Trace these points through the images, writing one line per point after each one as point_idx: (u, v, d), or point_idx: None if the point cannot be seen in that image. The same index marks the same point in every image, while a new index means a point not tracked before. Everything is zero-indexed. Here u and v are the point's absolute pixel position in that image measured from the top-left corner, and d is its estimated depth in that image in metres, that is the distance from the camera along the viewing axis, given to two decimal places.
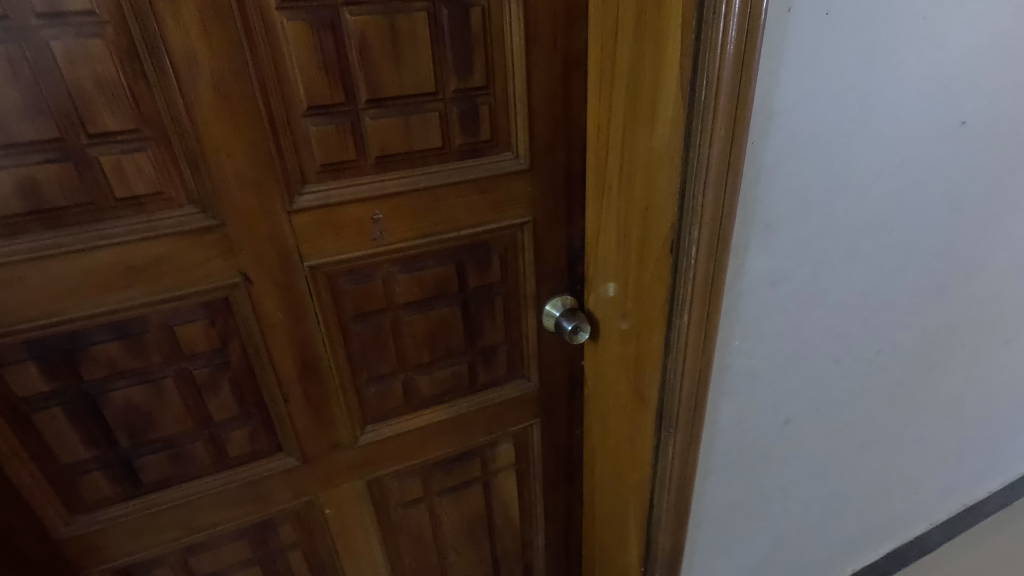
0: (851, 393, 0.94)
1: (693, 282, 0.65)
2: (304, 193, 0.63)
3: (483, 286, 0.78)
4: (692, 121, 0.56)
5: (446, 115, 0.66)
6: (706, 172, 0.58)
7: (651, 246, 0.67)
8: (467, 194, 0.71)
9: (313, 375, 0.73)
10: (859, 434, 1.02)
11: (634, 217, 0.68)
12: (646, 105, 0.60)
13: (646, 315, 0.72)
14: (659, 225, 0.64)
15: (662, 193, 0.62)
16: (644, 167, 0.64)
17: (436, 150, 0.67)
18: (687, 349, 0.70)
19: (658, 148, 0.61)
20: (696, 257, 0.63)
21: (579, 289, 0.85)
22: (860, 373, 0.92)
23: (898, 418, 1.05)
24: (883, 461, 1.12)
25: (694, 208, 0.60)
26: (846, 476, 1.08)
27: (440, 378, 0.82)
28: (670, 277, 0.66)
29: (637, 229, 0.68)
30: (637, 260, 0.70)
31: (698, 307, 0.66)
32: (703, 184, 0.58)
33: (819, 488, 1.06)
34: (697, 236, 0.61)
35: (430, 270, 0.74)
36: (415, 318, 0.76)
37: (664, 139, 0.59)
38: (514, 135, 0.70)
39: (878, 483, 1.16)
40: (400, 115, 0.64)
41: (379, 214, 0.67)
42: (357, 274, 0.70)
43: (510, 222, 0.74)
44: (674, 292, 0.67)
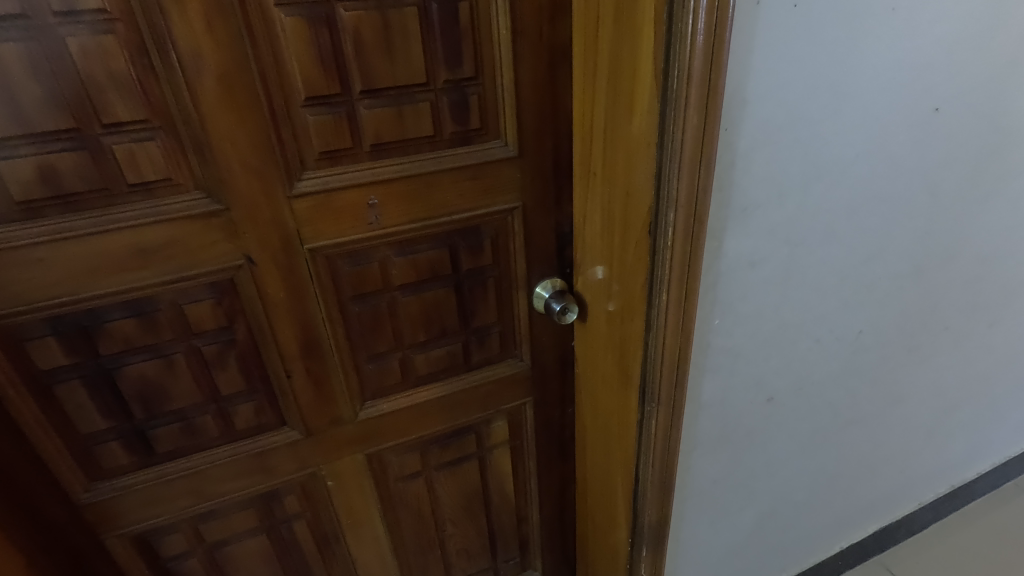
0: (833, 373, 0.97)
1: (671, 264, 0.68)
2: (303, 179, 0.67)
3: (475, 269, 0.82)
4: (666, 109, 0.60)
5: (437, 106, 0.69)
6: (682, 158, 0.61)
7: (631, 230, 0.70)
8: (459, 180, 0.74)
9: (314, 352, 0.78)
10: (843, 413, 1.05)
11: (616, 203, 0.71)
12: (625, 94, 0.64)
13: (629, 295, 0.75)
14: (639, 210, 0.67)
15: (640, 178, 0.65)
16: (623, 153, 0.67)
17: (428, 138, 0.71)
18: (668, 327, 0.73)
19: (634, 135, 0.64)
20: (674, 240, 0.66)
21: (568, 272, 0.89)
22: (842, 354, 0.95)
23: (881, 399, 1.09)
24: (867, 441, 1.15)
25: (671, 193, 0.63)
26: (831, 454, 1.12)
27: (435, 356, 0.87)
28: (651, 260, 0.69)
29: (618, 213, 0.71)
30: (619, 244, 0.73)
31: (676, 288, 0.70)
32: (679, 170, 0.62)
33: (804, 465, 1.10)
34: (674, 220, 0.65)
35: (424, 253, 0.78)
36: (410, 299, 0.80)
37: (641, 127, 0.62)
38: (502, 123, 0.74)
39: (864, 462, 1.19)
40: (393, 105, 0.67)
41: (374, 200, 0.71)
42: (355, 257, 0.74)
43: (500, 207, 0.78)
44: (654, 274, 0.70)
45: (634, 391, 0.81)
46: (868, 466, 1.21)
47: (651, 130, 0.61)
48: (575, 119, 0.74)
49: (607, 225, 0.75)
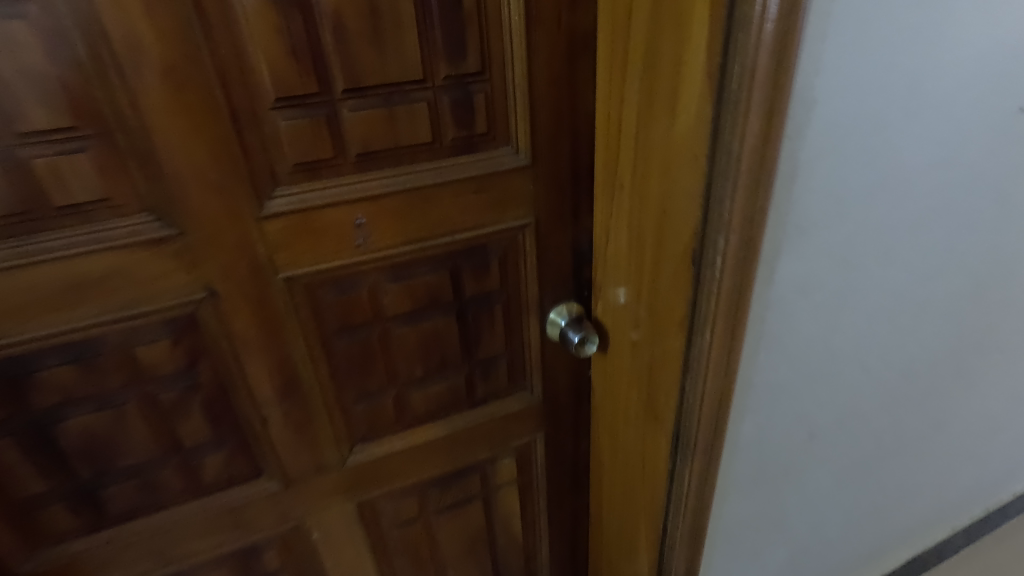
0: (879, 403, 0.87)
1: (719, 296, 0.57)
2: (276, 196, 0.56)
3: (481, 294, 0.71)
4: (721, 113, 0.48)
5: (436, 106, 0.58)
6: (738, 172, 0.50)
7: (667, 254, 0.59)
8: (462, 194, 0.63)
9: (294, 394, 0.67)
10: (884, 444, 0.95)
11: (648, 222, 0.60)
12: (663, 93, 0.52)
13: (663, 329, 0.64)
14: (679, 233, 0.56)
15: (682, 195, 0.54)
16: (659, 164, 0.56)
17: (425, 145, 0.59)
18: (711, 366, 0.62)
19: (675, 143, 0.53)
20: (723, 269, 0.55)
21: (585, 295, 0.78)
22: (889, 383, 0.85)
23: (925, 428, 0.99)
24: (906, 470, 1.05)
25: (723, 214, 0.52)
26: (868, 487, 1.01)
27: (434, 393, 0.76)
28: (692, 290, 0.58)
29: (650, 234, 0.60)
30: (650, 269, 0.62)
31: (723, 323, 0.59)
32: (734, 187, 0.51)
33: (840, 500, 0.99)
34: (724, 245, 0.54)
35: (421, 278, 0.66)
36: (406, 331, 0.69)
37: (685, 134, 0.51)
38: (513, 126, 0.62)
39: (901, 491, 1.09)
40: (383, 107, 0.56)
41: (362, 218, 0.60)
42: (340, 285, 0.63)
43: (510, 224, 0.67)
44: (695, 306, 0.59)
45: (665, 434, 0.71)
46: (905, 495, 1.12)
47: (699, 137, 0.50)
48: (598, 121, 0.63)
49: (635, 248, 0.63)
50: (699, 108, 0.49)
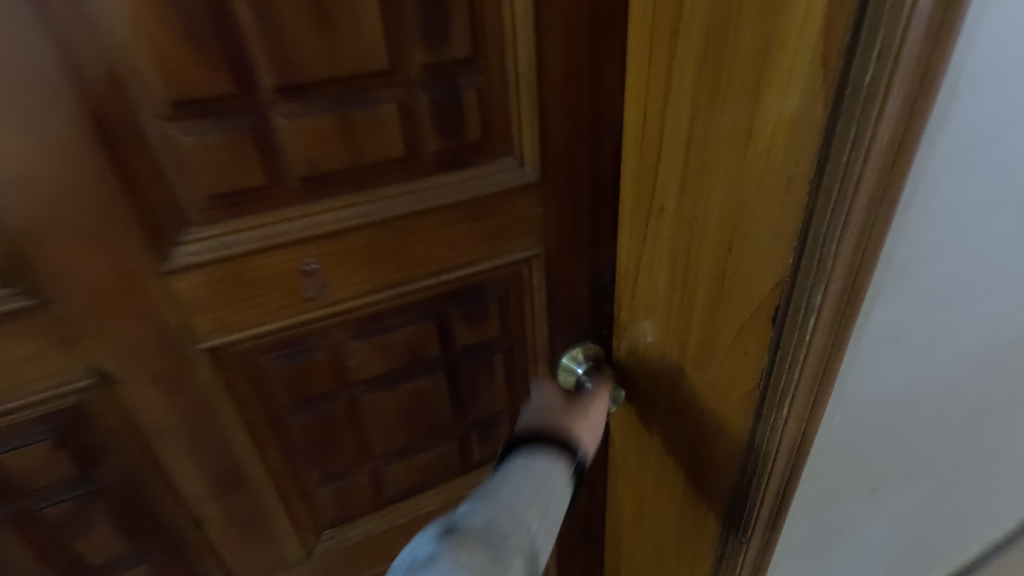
0: (955, 449, 0.73)
1: (803, 364, 0.41)
2: (186, 242, 0.39)
3: (477, 343, 0.56)
4: (832, 118, 0.32)
5: (411, 108, 0.41)
6: (854, 205, 0.33)
7: (730, 304, 0.44)
8: (449, 223, 0.47)
9: (235, 486, 0.51)
10: (956, 492, 0.81)
11: (703, 260, 0.45)
12: (738, 90, 0.36)
13: (717, 394, 0.49)
14: (754, 280, 0.41)
15: (760, 231, 0.39)
16: (723, 186, 0.40)
17: (398, 162, 0.43)
18: (780, 446, 0.47)
19: (752, 161, 0.37)
20: (813, 332, 0.39)
21: (604, 333, 0.62)
22: (969, 427, 0.71)
23: (1004, 472, 0.84)
24: (976, 516, 0.91)
25: (824, 261, 0.36)
26: (932, 537, 0.87)
27: (420, 463, 0.61)
28: (767, 353, 0.43)
29: (705, 276, 0.45)
30: (701, 319, 0.47)
31: (802, 397, 0.43)
32: (844, 226, 0.34)
33: (899, 553, 0.86)
34: (820, 302, 0.38)
35: (399, 331, 0.51)
36: (381, 396, 0.54)
37: (771, 149, 0.36)
38: (517, 131, 0.46)
39: (966, 537, 0.95)
40: (336, 111, 0.39)
41: (313, 263, 0.44)
42: (290, 347, 0.47)
43: (513, 257, 0.51)
44: (769, 372, 0.44)
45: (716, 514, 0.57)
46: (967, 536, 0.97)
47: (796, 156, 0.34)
48: (630, 122, 0.47)
49: (681, 290, 0.48)
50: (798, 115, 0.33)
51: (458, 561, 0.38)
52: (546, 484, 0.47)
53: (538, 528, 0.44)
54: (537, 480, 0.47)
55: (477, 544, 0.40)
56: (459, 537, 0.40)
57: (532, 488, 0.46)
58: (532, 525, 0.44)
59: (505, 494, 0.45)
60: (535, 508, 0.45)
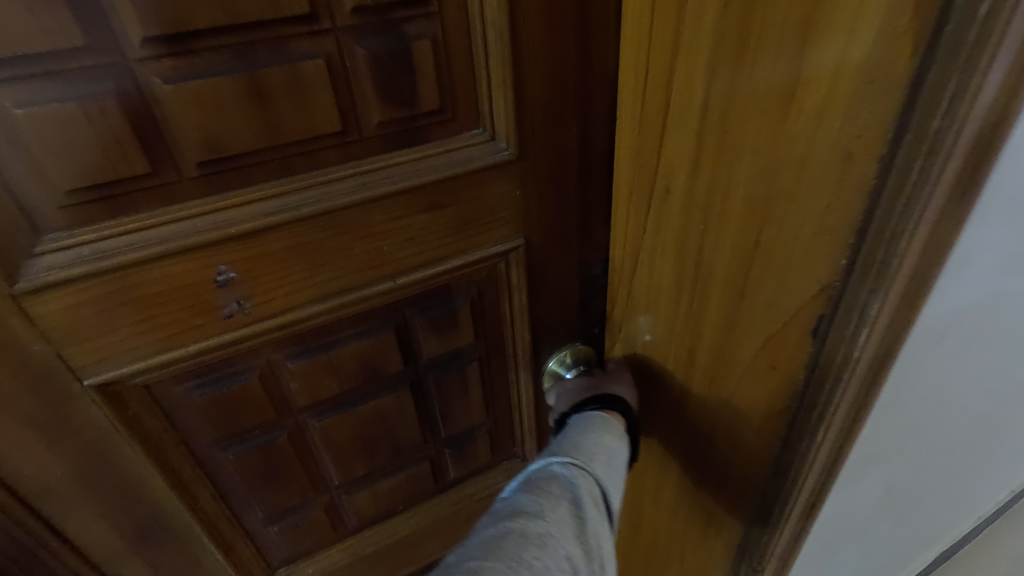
0: (980, 442, 0.66)
1: (846, 387, 0.33)
2: (45, 252, 0.30)
3: (447, 353, 0.47)
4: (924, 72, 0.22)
5: (344, 66, 0.31)
6: (935, 189, 0.25)
7: (755, 311, 0.36)
8: (405, 215, 0.38)
9: (159, 534, 0.43)
10: (971, 482, 0.75)
11: (720, 256, 0.36)
12: (775, 35, 0.27)
13: (732, 411, 0.42)
14: (790, 282, 0.32)
15: (796, 222, 0.30)
16: (751, 163, 0.32)
17: (333, 139, 0.33)
18: (807, 478, 0.39)
19: (792, 131, 0.29)
20: (862, 349, 0.31)
21: (597, 331, 0.53)
22: (999, 420, 0.63)
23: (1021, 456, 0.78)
24: (987, 501, 0.85)
25: (886, 262, 0.27)
26: (941, 525, 0.82)
27: (386, 490, 0.53)
28: (804, 370, 0.35)
29: (722, 274, 0.37)
30: (716, 325, 0.39)
31: (837, 425, 0.35)
32: (918, 218, 0.26)
33: (908, 545, 0.80)
34: (876, 314, 0.29)
35: (348, 345, 0.42)
36: (333, 421, 0.45)
37: (817, 114, 0.27)
38: (486, 95, 0.36)
39: (976, 523, 0.90)
40: (239, 71, 0.29)
41: (227, 271, 0.34)
42: (211, 373, 0.38)
43: (486, 252, 0.42)
44: (804, 393, 0.35)
45: (727, 539, 0.49)
46: (986, 525, 0.91)
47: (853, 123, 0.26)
48: (626, 84, 0.38)
49: (690, 290, 0.40)
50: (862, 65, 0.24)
51: (544, 508, 0.34)
52: (606, 437, 0.42)
53: (610, 473, 0.40)
54: (596, 432, 0.42)
55: (559, 491, 0.36)
56: (537, 486, 0.36)
57: (593, 436, 0.42)
58: (604, 469, 0.40)
59: (571, 443, 0.41)
60: (602, 452, 0.41)
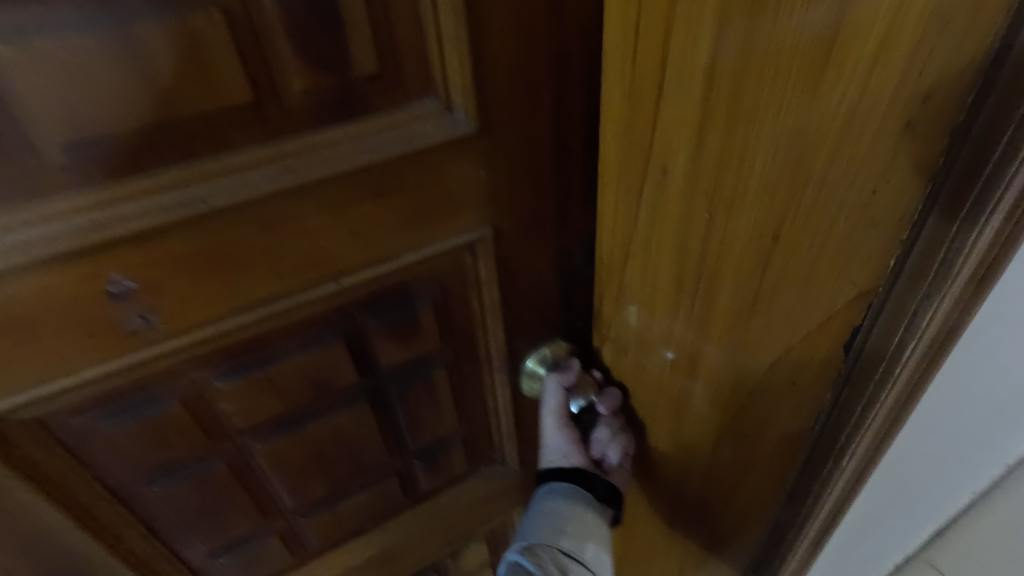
0: (987, 418, 0.62)
1: (885, 400, 0.34)
2: None
3: (410, 360, 0.41)
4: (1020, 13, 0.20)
5: (248, 18, 0.25)
6: (981, 234, 0.25)
7: (778, 310, 0.32)
8: (345, 205, 0.31)
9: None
10: (973, 457, 0.72)
11: (734, 254, 0.31)
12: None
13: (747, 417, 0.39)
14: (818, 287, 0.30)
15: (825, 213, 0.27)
16: (773, 146, 0.27)
17: (245, 113, 0.27)
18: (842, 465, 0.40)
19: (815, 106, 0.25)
20: (909, 357, 0.31)
21: (581, 327, 0.46)
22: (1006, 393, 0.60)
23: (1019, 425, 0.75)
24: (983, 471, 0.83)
25: (945, 266, 0.27)
26: (941, 501, 0.79)
27: (352, 509, 0.48)
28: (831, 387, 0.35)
29: (735, 272, 0.32)
30: (731, 327, 0.34)
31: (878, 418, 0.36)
32: (964, 257, 0.26)
33: (911, 526, 0.77)
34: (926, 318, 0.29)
35: (291, 358, 0.36)
36: (282, 442, 0.39)
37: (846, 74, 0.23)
38: (436, 57, 0.29)
39: (972, 493, 0.87)
40: (105, 25, 0.22)
41: (124, 282, 0.28)
42: (120, 402, 0.32)
43: (448, 244, 0.36)
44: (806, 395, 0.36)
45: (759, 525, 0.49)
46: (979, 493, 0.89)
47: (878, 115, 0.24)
48: (612, 53, 0.30)
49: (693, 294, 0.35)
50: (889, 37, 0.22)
51: None
52: (552, 500, 0.45)
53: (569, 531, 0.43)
54: (543, 500, 0.45)
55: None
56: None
57: (549, 507, 0.44)
58: (554, 532, 0.43)
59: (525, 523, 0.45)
60: (552, 519, 0.44)
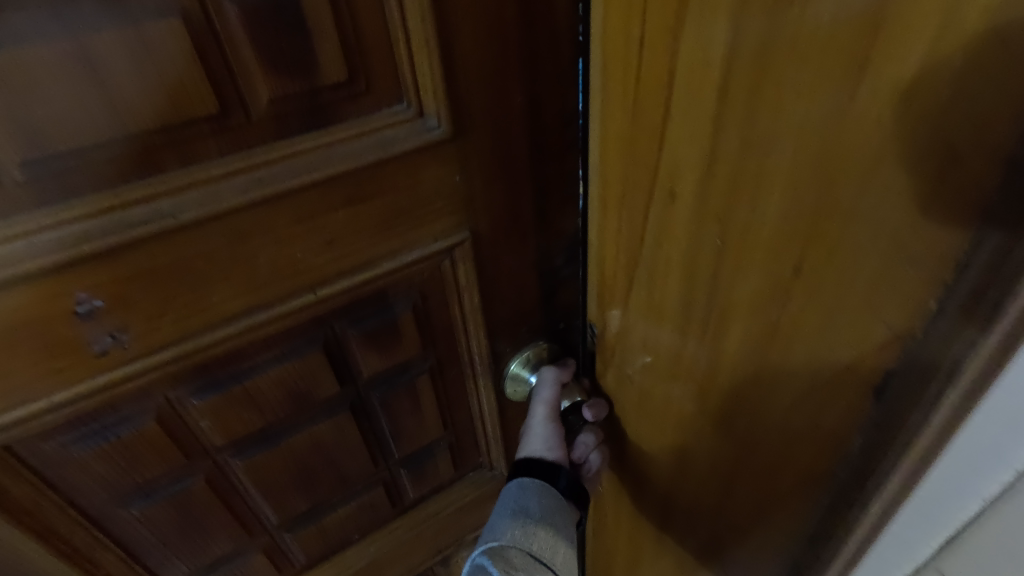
0: None
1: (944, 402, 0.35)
2: None
3: (391, 368, 0.41)
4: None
5: (210, 26, 0.24)
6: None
7: (810, 314, 0.33)
8: (318, 214, 0.31)
9: None
10: None
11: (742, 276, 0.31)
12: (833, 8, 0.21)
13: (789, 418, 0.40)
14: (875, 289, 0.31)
15: (841, 230, 0.28)
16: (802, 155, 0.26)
17: (211, 123, 0.26)
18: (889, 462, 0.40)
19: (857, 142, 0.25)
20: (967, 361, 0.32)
21: (564, 328, 0.46)
22: None
23: None
24: None
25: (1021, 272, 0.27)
26: None
27: (337, 521, 0.47)
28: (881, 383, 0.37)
29: (755, 282, 0.32)
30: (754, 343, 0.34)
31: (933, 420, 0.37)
32: None
33: None
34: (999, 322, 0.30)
35: (269, 371, 0.35)
36: (262, 456, 0.39)
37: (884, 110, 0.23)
38: (406, 62, 0.29)
39: None
40: (60, 35, 0.22)
41: (90, 300, 0.27)
42: (92, 422, 0.31)
43: (425, 250, 0.36)
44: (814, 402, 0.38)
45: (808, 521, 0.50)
46: None
47: (908, 150, 0.25)
48: (612, 91, 0.28)
49: (701, 323, 0.34)
50: (925, 77, 0.23)
51: None
52: (525, 496, 0.40)
53: (538, 536, 0.38)
54: (514, 493, 0.41)
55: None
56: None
57: (518, 508, 0.40)
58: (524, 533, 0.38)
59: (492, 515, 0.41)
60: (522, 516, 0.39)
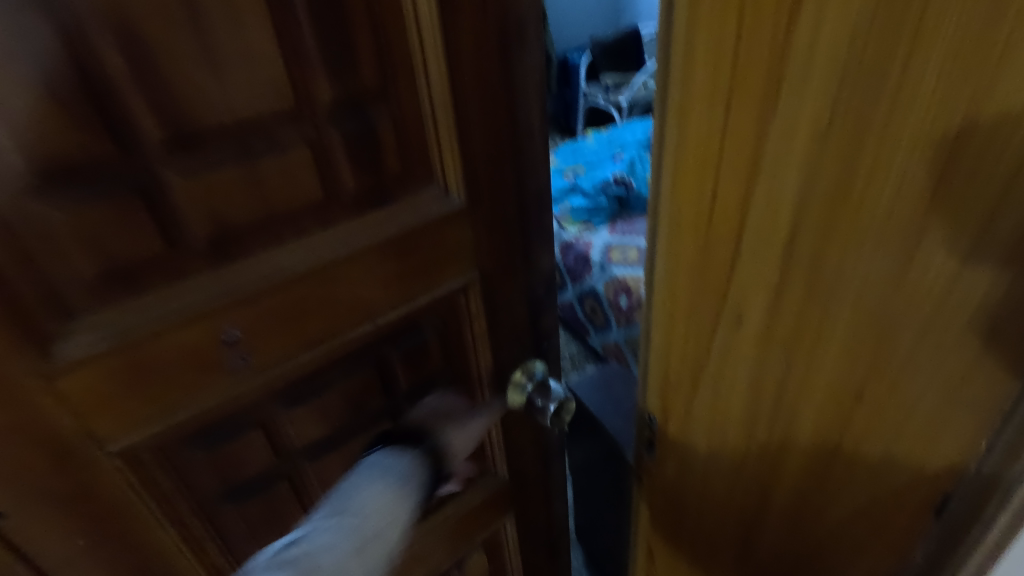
0: None
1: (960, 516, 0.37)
2: (72, 338, 0.33)
3: (421, 382, 0.53)
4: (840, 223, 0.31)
5: (323, 146, 0.38)
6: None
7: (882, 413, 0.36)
8: (379, 264, 0.44)
9: None
10: None
11: (839, 345, 0.35)
12: (893, 48, 0.26)
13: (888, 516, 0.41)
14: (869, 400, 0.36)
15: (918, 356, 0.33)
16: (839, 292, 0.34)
17: (316, 205, 0.39)
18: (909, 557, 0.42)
19: (921, 225, 0.29)
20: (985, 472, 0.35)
21: (547, 345, 0.60)
22: None
23: None
24: None
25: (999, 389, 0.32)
26: None
27: None
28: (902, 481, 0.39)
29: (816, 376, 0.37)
30: (867, 431, 0.38)
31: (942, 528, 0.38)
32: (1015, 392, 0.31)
33: None
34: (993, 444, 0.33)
35: (337, 386, 0.47)
36: (328, 458, 0.49)
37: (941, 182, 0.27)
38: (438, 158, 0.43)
39: None
40: (241, 158, 0.35)
41: (234, 332, 0.39)
42: (217, 429, 0.42)
43: (448, 287, 0.49)
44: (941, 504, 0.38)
45: None
46: None
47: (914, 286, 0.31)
48: (682, 207, 0.37)
49: (778, 398, 0.40)
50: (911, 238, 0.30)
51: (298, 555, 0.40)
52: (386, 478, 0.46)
53: (379, 505, 0.45)
54: (377, 480, 0.46)
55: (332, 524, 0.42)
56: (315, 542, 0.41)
57: (372, 482, 0.46)
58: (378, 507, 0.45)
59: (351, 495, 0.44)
60: (381, 485, 0.46)
